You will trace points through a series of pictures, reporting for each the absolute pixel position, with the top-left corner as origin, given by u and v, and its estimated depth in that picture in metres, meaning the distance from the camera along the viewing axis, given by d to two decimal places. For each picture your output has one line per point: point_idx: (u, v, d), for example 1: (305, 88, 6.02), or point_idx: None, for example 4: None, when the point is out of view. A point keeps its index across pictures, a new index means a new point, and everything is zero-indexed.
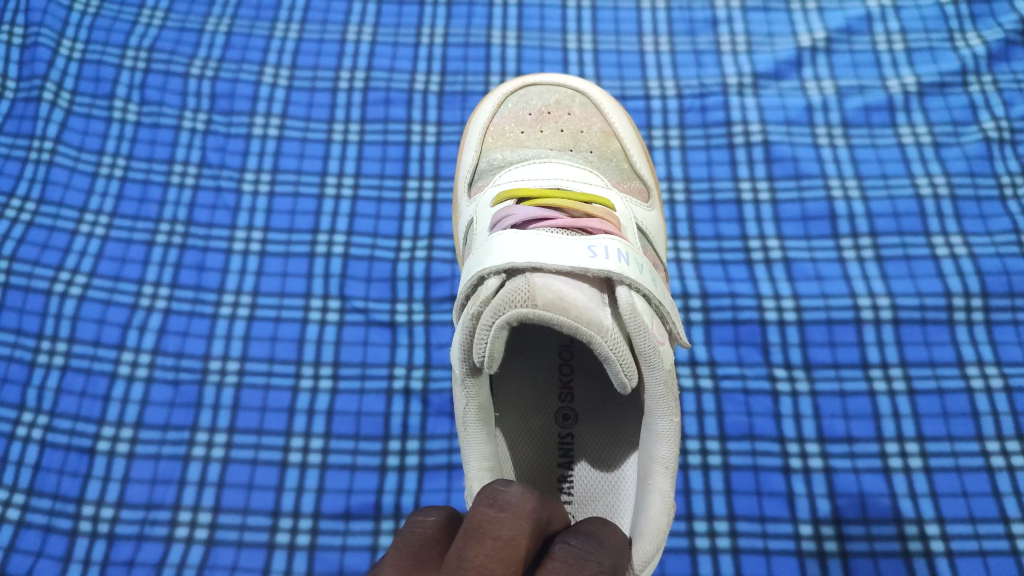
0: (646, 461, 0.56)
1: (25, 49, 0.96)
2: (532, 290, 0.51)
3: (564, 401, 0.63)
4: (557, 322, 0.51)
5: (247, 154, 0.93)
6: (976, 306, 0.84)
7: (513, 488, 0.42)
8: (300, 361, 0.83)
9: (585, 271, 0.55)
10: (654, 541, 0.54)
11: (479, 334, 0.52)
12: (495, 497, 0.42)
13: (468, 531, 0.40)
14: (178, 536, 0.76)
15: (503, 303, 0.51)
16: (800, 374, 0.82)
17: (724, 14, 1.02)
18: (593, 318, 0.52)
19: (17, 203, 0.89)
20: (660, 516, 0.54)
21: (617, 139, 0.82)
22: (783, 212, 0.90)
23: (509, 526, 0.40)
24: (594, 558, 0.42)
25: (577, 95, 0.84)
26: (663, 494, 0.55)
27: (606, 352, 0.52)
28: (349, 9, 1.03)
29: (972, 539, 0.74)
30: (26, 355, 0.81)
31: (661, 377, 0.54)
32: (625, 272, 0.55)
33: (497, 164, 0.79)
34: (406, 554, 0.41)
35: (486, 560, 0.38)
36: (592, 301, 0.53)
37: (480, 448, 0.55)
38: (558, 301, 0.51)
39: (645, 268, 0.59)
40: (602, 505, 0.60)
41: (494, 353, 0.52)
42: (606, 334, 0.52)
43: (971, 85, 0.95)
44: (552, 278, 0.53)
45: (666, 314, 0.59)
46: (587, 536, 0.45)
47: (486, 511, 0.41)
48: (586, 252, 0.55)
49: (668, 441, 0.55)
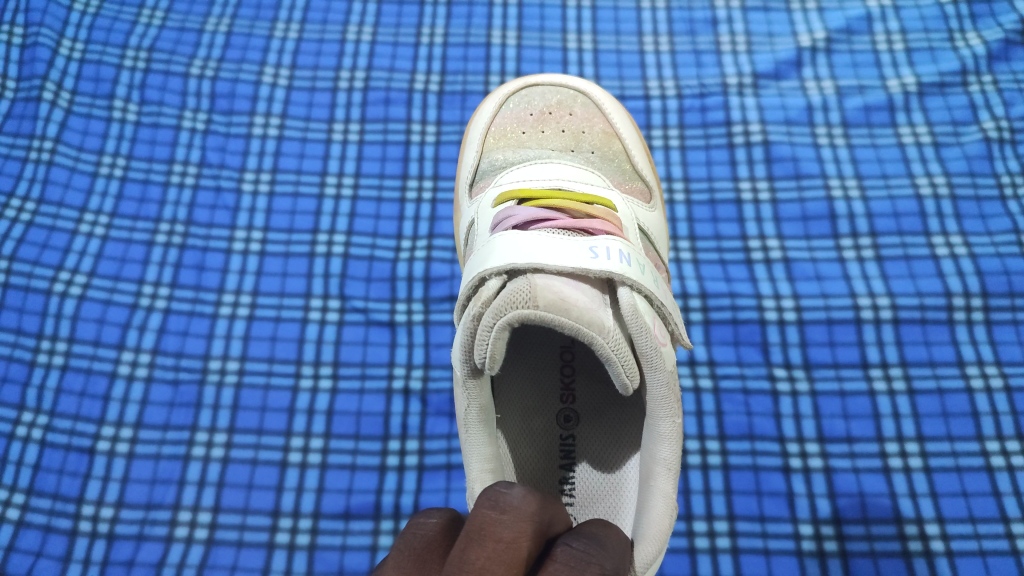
0: (648, 462, 0.56)
1: (25, 49, 0.96)
2: (533, 291, 0.51)
3: (566, 402, 0.63)
4: (558, 323, 0.51)
5: (247, 154, 0.93)
6: (976, 306, 0.84)
7: (515, 489, 0.42)
8: (300, 361, 0.83)
9: (586, 272, 0.55)
10: (656, 543, 0.53)
11: (480, 335, 0.52)
12: (496, 499, 0.41)
13: (470, 534, 0.40)
14: (177, 535, 0.76)
15: (505, 304, 0.51)
16: (800, 374, 0.82)
17: (724, 13, 1.02)
18: (595, 318, 0.52)
19: (17, 203, 0.89)
20: (662, 518, 0.54)
21: (619, 139, 0.82)
22: (783, 212, 0.90)
23: (510, 528, 0.40)
24: (596, 561, 0.42)
25: (579, 95, 0.84)
26: (665, 496, 0.55)
27: (607, 353, 0.52)
28: (349, 9, 1.03)
29: (972, 539, 0.74)
30: (26, 355, 0.82)
31: (663, 379, 0.54)
32: (627, 272, 0.55)
33: (499, 164, 0.79)
34: (408, 557, 0.41)
35: (487, 563, 0.38)
36: (594, 302, 0.53)
37: (481, 450, 0.55)
38: (559, 302, 0.51)
39: (647, 269, 0.59)
40: (604, 507, 0.60)
41: (495, 355, 0.52)
42: (607, 335, 0.52)
43: (971, 85, 0.95)
44: (553, 280, 0.53)
45: (668, 315, 0.59)
46: (589, 538, 0.45)
47: (487, 513, 0.41)
48: (588, 253, 0.55)
49: (670, 442, 0.55)
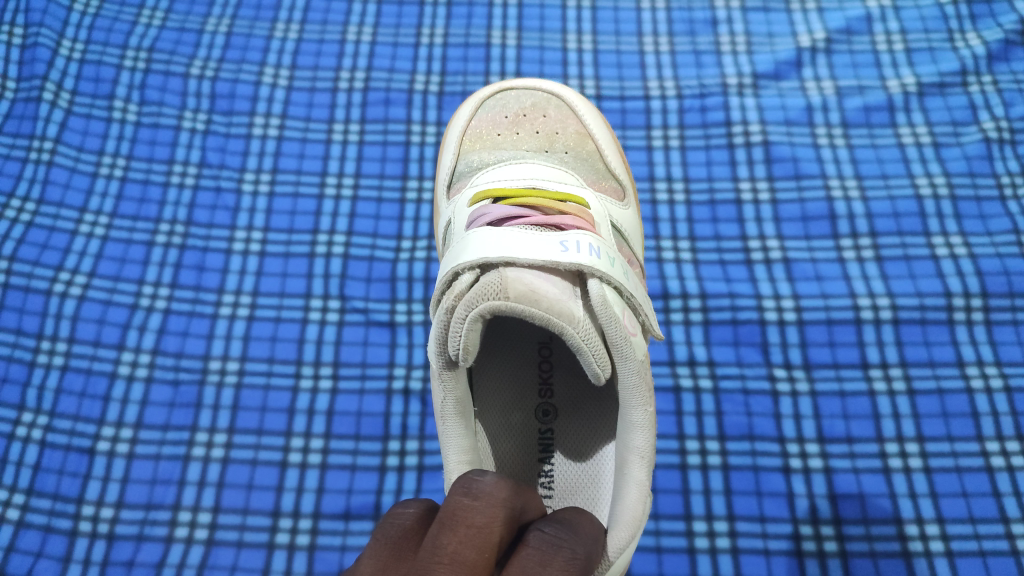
0: (623, 451, 0.56)
1: (25, 49, 0.96)
2: (504, 283, 0.51)
3: (544, 397, 0.63)
4: (529, 314, 0.51)
5: (247, 154, 0.93)
6: (976, 306, 0.84)
7: (488, 477, 0.43)
8: (300, 361, 0.83)
9: (556, 265, 0.54)
10: (630, 528, 0.53)
11: (453, 327, 0.52)
12: (469, 486, 0.42)
13: (442, 520, 0.40)
14: (178, 536, 0.76)
15: (477, 296, 0.51)
16: (800, 375, 0.82)
17: (724, 13, 1.02)
18: (565, 309, 0.52)
19: (17, 204, 0.89)
20: (635, 505, 0.54)
21: (593, 140, 0.82)
22: (783, 212, 0.90)
23: (482, 514, 0.40)
24: (567, 545, 0.43)
25: (552, 98, 0.84)
26: (638, 483, 0.55)
27: (577, 343, 0.52)
28: (349, 10, 1.03)
29: (972, 539, 0.74)
30: (26, 355, 0.82)
31: (633, 368, 0.54)
32: (596, 265, 0.55)
33: (475, 165, 0.79)
34: (384, 545, 0.42)
35: (459, 546, 0.38)
36: (564, 293, 0.53)
37: (457, 441, 0.55)
38: (530, 293, 0.51)
39: (617, 262, 0.58)
40: (582, 499, 0.60)
41: (469, 346, 0.52)
42: (577, 325, 0.52)
43: (971, 85, 0.95)
44: (524, 272, 0.53)
45: (638, 306, 0.59)
46: (562, 524, 0.45)
47: (460, 500, 0.41)
48: (558, 247, 0.55)
49: (643, 431, 0.55)
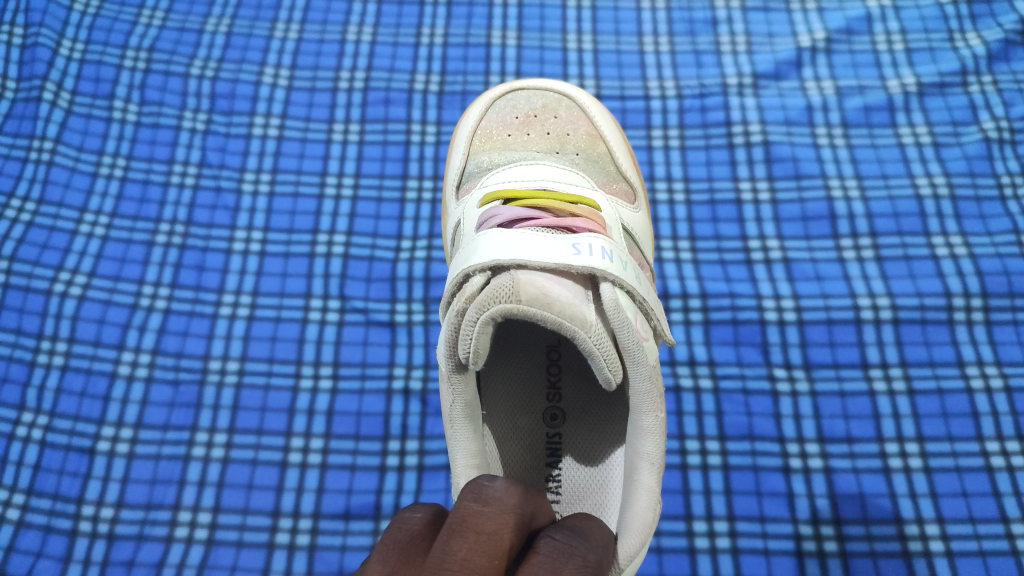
0: (632, 457, 0.56)
1: (25, 49, 0.96)
2: (516, 286, 0.51)
3: (552, 400, 0.63)
4: (541, 317, 0.51)
5: (247, 154, 0.93)
6: (976, 306, 0.84)
7: (498, 483, 0.43)
8: (300, 361, 0.83)
9: (569, 268, 0.55)
10: (640, 536, 0.53)
11: (464, 330, 0.52)
12: (479, 492, 0.42)
13: (452, 526, 0.40)
14: (178, 536, 0.76)
15: (488, 299, 0.51)
16: (800, 375, 0.82)
17: (724, 13, 1.02)
18: (577, 313, 0.52)
19: (17, 203, 0.89)
20: (646, 512, 0.54)
21: (604, 142, 0.81)
22: (783, 212, 0.90)
23: (492, 520, 0.40)
24: (578, 553, 0.43)
25: (563, 99, 0.84)
26: (648, 490, 0.55)
27: (589, 347, 0.52)
28: (349, 9, 1.03)
29: (972, 539, 0.74)
30: (26, 355, 0.82)
31: (645, 373, 0.54)
32: (609, 269, 0.55)
33: (484, 166, 0.79)
34: (392, 550, 0.41)
35: (469, 553, 0.38)
36: (576, 297, 0.53)
37: (466, 445, 0.55)
38: (542, 297, 0.51)
39: (629, 265, 0.58)
40: (591, 504, 0.60)
41: (479, 350, 0.52)
42: (589, 329, 0.52)
43: (971, 85, 0.95)
44: (536, 275, 0.53)
45: (650, 310, 0.59)
46: (572, 530, 0.45)
47: (470, 506, 0.41)
48: (570, 250, 0.55)
49: (654, 437, 0.55)
